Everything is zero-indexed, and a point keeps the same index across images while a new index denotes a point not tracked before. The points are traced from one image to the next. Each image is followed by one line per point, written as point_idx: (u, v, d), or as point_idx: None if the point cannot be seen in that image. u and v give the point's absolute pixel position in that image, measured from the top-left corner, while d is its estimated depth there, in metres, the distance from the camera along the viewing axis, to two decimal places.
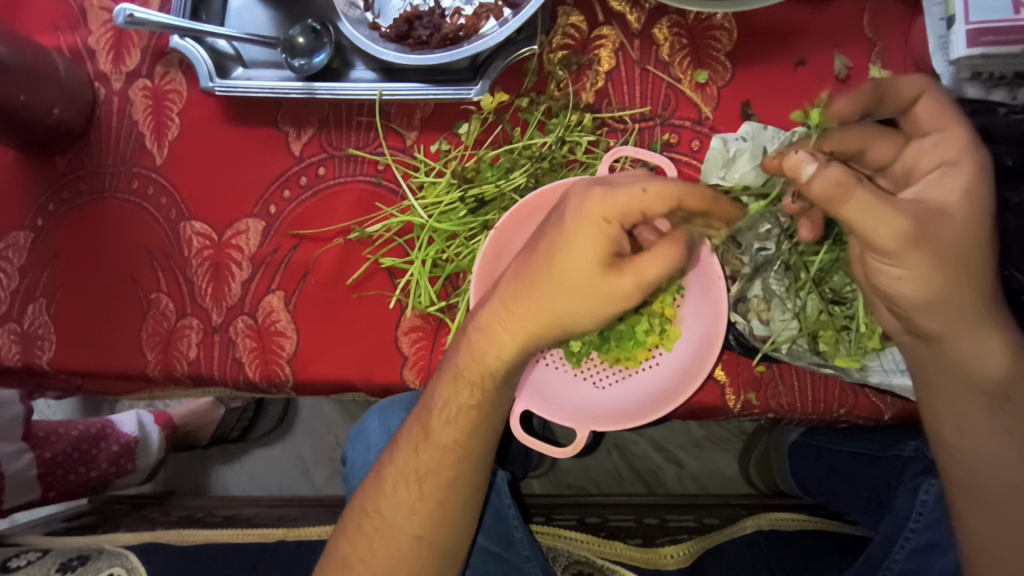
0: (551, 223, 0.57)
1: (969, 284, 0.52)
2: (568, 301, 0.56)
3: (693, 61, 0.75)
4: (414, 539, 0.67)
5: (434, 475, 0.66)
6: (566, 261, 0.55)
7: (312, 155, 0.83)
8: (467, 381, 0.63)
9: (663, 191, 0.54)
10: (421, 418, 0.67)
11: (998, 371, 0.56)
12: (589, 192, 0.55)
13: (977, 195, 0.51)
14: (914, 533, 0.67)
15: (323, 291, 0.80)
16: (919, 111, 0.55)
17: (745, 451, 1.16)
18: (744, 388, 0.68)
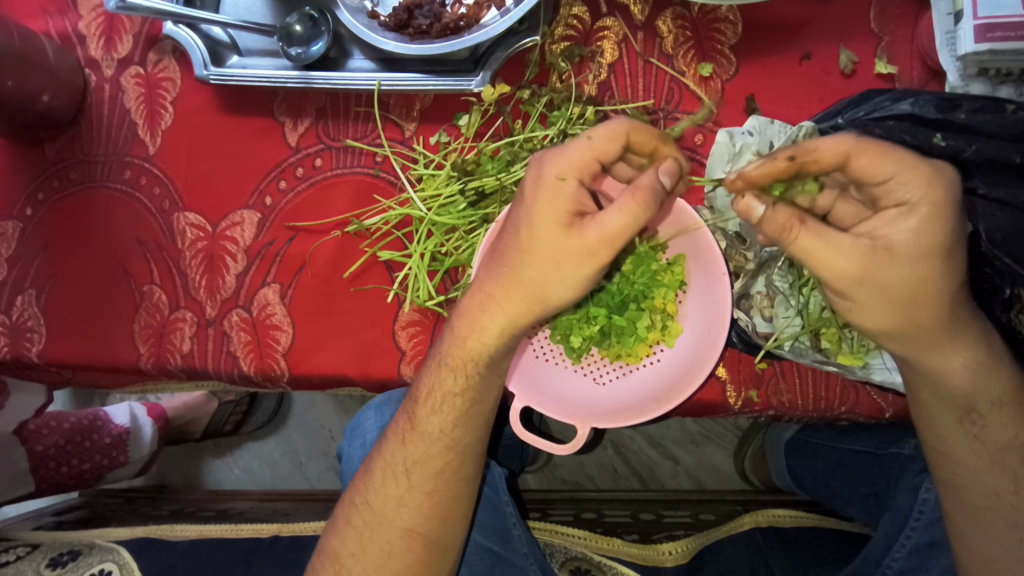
0: (515, 203, 0.57)
1: (927, 318, 0.52)
2: (545, 268, 0.54)
3: (698, 54, 0.74)
4: (406, 533, 0.66)
5: (429, 469, 0.66)
6: (529, 229, 0.54)
7: (309, 146, 0.82)
8: (451, 367, 0.62)
9: (611, 133, 0.54)
10: (409, 410, 0.67)
11: (963, 386, 0.57)
12: (541, 161, 0.55)
13: (934, 233, 0.49)
14: (914, 530, 0.67)
15: (320, 284, 0.79)
16: (856, 166, 0.51)
17: (740, 447, 1.16)
18: (745, 385, 0.67)
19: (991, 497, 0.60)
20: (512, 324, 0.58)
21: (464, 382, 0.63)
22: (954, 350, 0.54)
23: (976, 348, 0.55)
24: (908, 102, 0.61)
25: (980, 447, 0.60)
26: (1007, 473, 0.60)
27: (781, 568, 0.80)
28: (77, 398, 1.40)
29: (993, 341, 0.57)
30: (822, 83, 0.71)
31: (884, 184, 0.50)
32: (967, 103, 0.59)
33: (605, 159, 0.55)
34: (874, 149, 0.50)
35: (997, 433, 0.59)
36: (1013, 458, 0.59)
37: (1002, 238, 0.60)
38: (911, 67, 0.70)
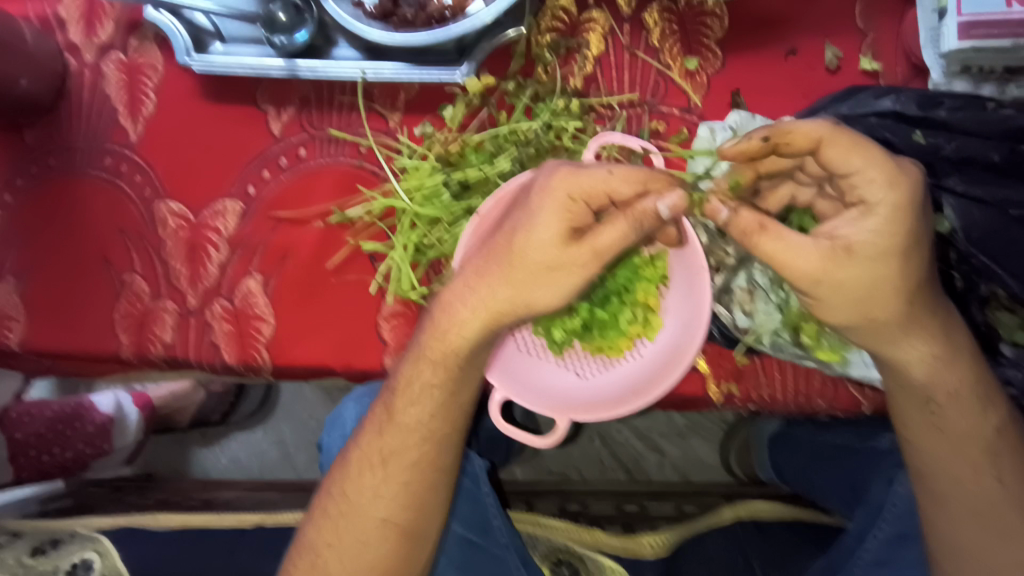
0: (517, 201, 0.57)
1: (886, 312, 0.52)
2: (538, 276, 0.56)
3: (684, 48, 0.73)
4: (380, 522, 0.66)
5: (403, 458, 0.66)
6: (526, 241, 0.55)
7: (292, 135, 0.81)
8: (431, 359, 0.62)
9: (628, 175, 0.55)
10: (386, 400, 0.66)
11: (922, 377, 0.57)
12: (555, 171, 0.55)
13: (893, 234, 0.50)
14: (886, 524, 0.68)
15: (304, 274, 0.79)
16: (824, 156, 0.51)
17: (726, 441, 1.17)
18: (725, 379, 0.68)
19: (957, 485, 0.60)
20: (493, 320, 0.59)
21: (442, 375, 0.63)
22: (914, 342, 0.55)
23: (938, 339, 0.55)
24: (892, 99, 0.61)
25: (945, 437, 0.60)
26: (971, 462, 0.60)
27: (760, 559, 0.82)
28: (63, 386, 1.40)
29: (956, 335, 0.57)
30: (807, 78, 0.71)
31: (852, 182, 0.51)
32: (948, 101, 0.60)
33: (616, 197, 0.55)
34: (840, 140, 0.50)
35: (957, 424, 0.59)
36: (976, 450, 0.59)
37: (979, 235, 0.59)
38: (896, 64, 0.70)
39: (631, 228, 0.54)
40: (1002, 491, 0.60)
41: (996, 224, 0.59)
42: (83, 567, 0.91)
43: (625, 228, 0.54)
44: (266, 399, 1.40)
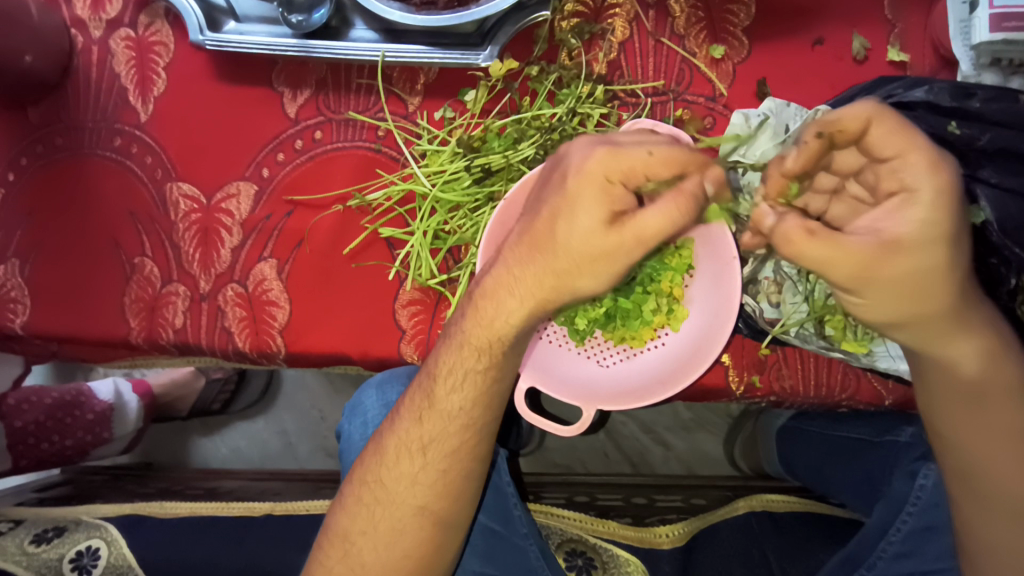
0: (551, 185, 0.54)
1: (935, 306, 0.50)
2: (580, 265, 0.54)
3: (710, 35, 0.72)
4: (417, 510, 0.66)
5: (442, 445, 0.65)
6: (567, 231, 0.53)
7: (308, 118, 0.79)
8: (474, 346, 0.61)
9: (670, 157, 0.50)
10: (425, 387, 0.65)
11: (971, 372, 0.56)
12: (594, 150, 0.52)
13: (943, 221, 0.46)
14: (910, 516, 0.68)
15: (319, 260, 0.77)
16: (870, 138, 0.48)
17: (731, 435, 1.17)
18: (748, 370, 0.68)
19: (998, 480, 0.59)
20: (542, 307, 0.58)
21: (487, 360, 0.62)
22: (961, 337, 0.53)
23: (984, 332, 0.54)
24: (923, 90, 0.61)
25: (991, 433, 0.58)
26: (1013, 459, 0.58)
27: (774, 552, 0.82)
28: (58, 373, 1.37)
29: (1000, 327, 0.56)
30: (834, 68, 0.71)
31: (895, 167, 0.47)
32: (981, 92, 0.59)
33: (654, 178, 0.51)
34: (887, 123, 0.47)
35: (1003, 419, 0.58)
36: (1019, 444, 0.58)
37: (1012, 227, 0.59)
38: (923, 56, 0.69)
39: (676, 209, 0.50)
40: None
41: None
42: (89, 554, 0.89)
43: (670, 212, 0.50)
44: (268, 388, 1.38)
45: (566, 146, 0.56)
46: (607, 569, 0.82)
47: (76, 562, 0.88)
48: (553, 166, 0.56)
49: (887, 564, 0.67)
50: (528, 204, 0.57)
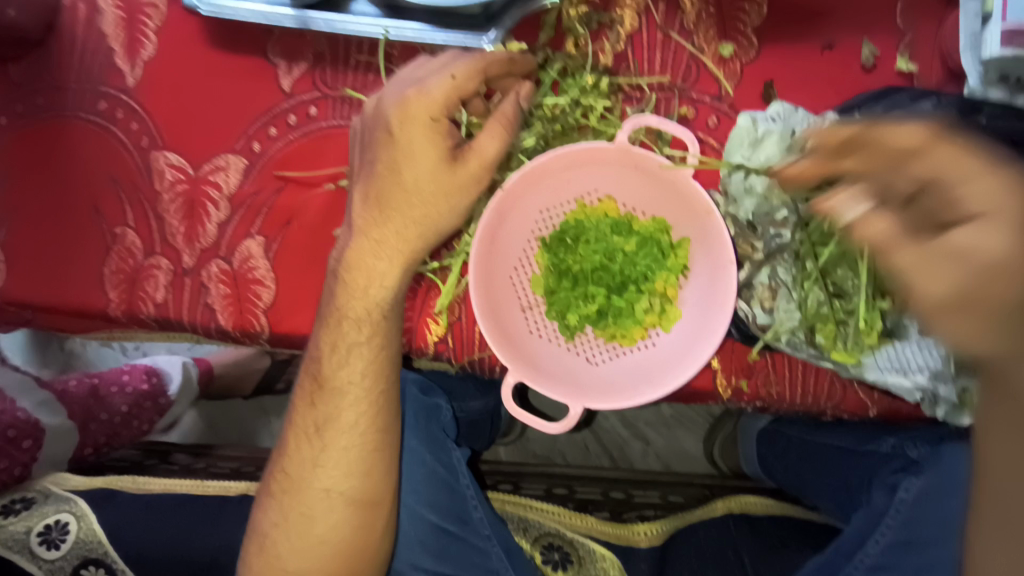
0: (378, 139, 0.60)
1: None
2: (434, 202, 0.61)
3: (719, 33, 0.71)
4: (324, 493, 0.66)
5: (338, 426, 0.66)
6: (412, 173, 0.60)
7: (303, 92, 0.77)
8: (352, 319, 0.64)
9: (470, 72, 0.59)
10: (313, 371, 0.67)
11: None
12: (406, 96, 0.59)
13: None
14: (889, 528, 0.69)
15: (308, 239, 0.76)
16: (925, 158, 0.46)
17: (711, 432, 1.16)
18: (735, 374, 0.68)
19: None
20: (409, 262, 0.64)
21: (368, 331, 0.65)
22: None
23: None
24: (930, 104, 0.61)
25: None
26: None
27: (750, 553, 0.82)
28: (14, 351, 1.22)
29: None
30: (842, 75, 0.70)
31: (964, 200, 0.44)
32: None
33: (464, 96, 0.60)
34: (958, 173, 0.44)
35: None
36: None
37: None
38: (932, 67, 0.69)
39: (504, 127, 0.62)
40: None
41: None
42: (58, 528, 0.88)
43: (500, 131, 0.61)
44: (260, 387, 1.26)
45: (373, 99, 0.63)
46: (582, 564, 0.82)
47: (44, 536, 0.87)
48: (370, 119, 0.62)
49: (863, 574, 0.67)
50: (362, 160, 0.63)
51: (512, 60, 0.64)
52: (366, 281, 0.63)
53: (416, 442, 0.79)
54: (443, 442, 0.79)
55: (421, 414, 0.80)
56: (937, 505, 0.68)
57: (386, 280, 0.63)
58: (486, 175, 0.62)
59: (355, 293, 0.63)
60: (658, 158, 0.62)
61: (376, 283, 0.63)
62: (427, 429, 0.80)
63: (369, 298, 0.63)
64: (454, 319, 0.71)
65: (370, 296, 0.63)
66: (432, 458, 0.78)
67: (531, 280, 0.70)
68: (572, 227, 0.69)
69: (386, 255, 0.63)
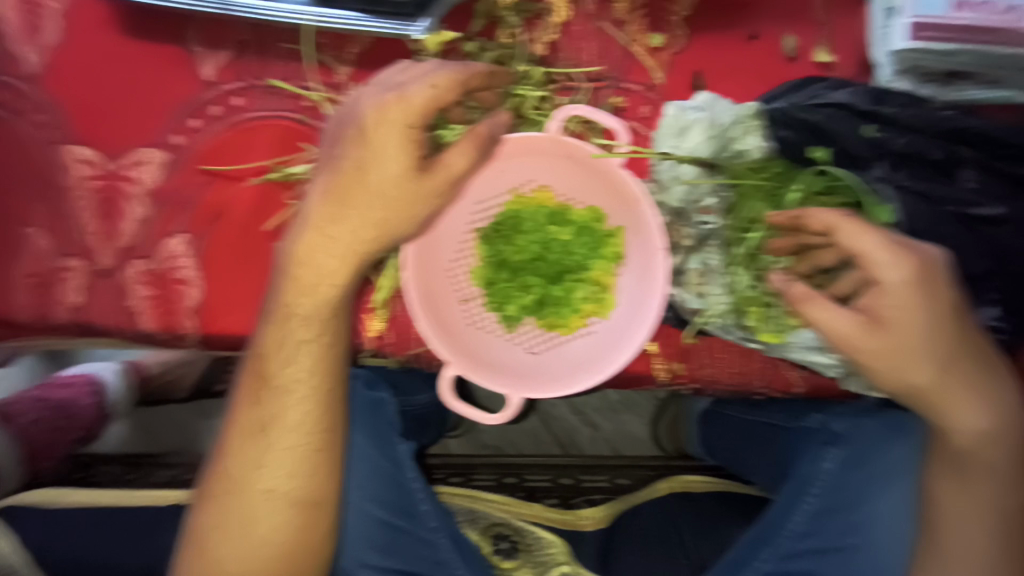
0: (349, 136, 0.56)
1: (937, 355, 0.53)
2: (377, 205, 0.56)
3: (650, 23, 0.72)
4: (267, 494, 0.64)
5: (283, 425, 0.64)
6: (377, 177, 0.56)
7: (226, 82, 0.73)
8: (298, 316, 0.61)
9: (453, 81, 0.55)
10: (256, 366, 0.63)
11: (982, 427, 0.57)
12: (382, 99, 0.54)
13: (916, 296, 0.52)
14: (814, 497, 0.72)
15: (236, 235, 0.73)
16: (840, 238, 0.54)
17: (656, 415, 1.19)
18: (671, 358, 0.70)
19: (963, 542, 0.60)
20: (347, 263, 0.60)
21: (317, 329, 0.62)
22: (964, 403, 0.55)
23: (998, 395, 0.56)
24: (845, 92, 0.62)
25: (968, 500, 0.60)
26: (980, 523, 0.60)
27: (689, 530, 0.85)
28: None
29: (1004, 374, 0.57)
30: (766, 65, 0.72)
31: (869, 265, 0.53)
32: (894, 99, 0.60)
33: (443, 107, 0.55)
34: (850, 227, 0.53)
35: (980, 456, 0.58)
36: (982, 484, 0.59)
37: (920, 226, 0.60)
38: (848, 59, 0.72)
39: (477, 146, 0.58)
40: (1000, 489, 0.59)
41: (939, 219, 0.60)
42: None
43: (472, 150, 0.57)
44: (197, 390, 1.20)
45: (352, 94, 0.58)
46: (530, 550, 0.81)
47: None
48: (343, 114, 0.58)
49: (791, 540, 0.71)
50: (327, 155, 0.58)
51: (493, 73, 0.59)
52: (314, 278, 0.60)
53: (362, 438, 0.78)
54: (389, 436, 0.78)
55: (364, 410, 0.80)
56: (858, 472, 0.73)
57: (336, 277, 0.60)
58: (450, 193, 0.58)
59: (303, 291, 0.61)
60: (587, 146, 0.62)
61: (326, 279, 0.60)
62: (372, 424, 0.79)
63: (319, 296, 0.60)
64: (393, 314, 0.70)
65: (318, 294, 0.61)
66: (377, 453, 0.77)
67: (470, 272, 0.70)
68: (509, 218, 0.69)
69: (338, 253, 0.59)
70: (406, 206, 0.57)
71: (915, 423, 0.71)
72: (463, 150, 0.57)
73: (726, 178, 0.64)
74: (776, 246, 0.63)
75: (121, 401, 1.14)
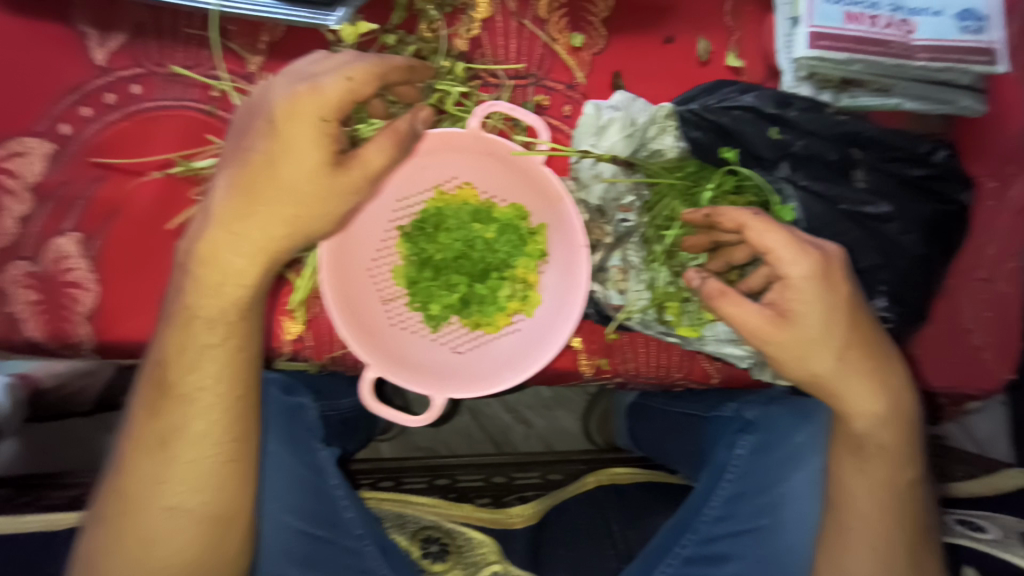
0: (258, 129, 0.53)
1: (837, 345, 0.57)
2: (288, 201, 0.54)
3: (570, 23, 0.73)
4: (168, 512, 0.59)
5: (187, 437, 0.60)
6: (289, 173, 0.53)
7: (121, 68, 0.68)
8: (204, 319, 0.58)
9: (370, 73, 0.52)
10: (157, 374, 0.59)
11: (877, 410, 0.61)
12: (294, 90, 0.51)
13: (818, 289, 0.55)
14: (729, 482, 0.76)
15: (136, 235, 0.67)
16: (749, 234, 0.57)
17: (587, 409, 1.20)
18: (595, 354, 0.71)
19: (862, 518, 0.64)
20: (257, 263, 0.56)
21: (223, 332, 0.59)
22: (861, 389, 0.59)
23: (890, 382, 0.61)
24: (752, 96, 0.65)
25: (865, 479, 0.65)
26: (876, 501, 0.64)
27: (617, 521, 0.87)
28: None
29: (896, 362, 0.61)
30: (681, 68, 0.74)
31: (775, 260, 0.56)
32: (797, 102, 0.64)
33: (360, 101, 0.53)
34: (759, 224, 0.56)
35: (875, 436, 0.62)
36: (879, 464, 0.64)
37: (816, 225, 0.63)
38: (756, 64, 0.75)
39: (396, 143, 0.56)
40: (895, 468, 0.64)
41: (835, 217, 0.64)
42: None
43: (391, 146, 0.56)
44: (102, 402, 1.11)
45: (262, 84, 0.55)
46: (460, 551, 0.80)
47: None
48: (252, 105, 0.54)
49: (709, 525, 0.73)
50: (234, 147, 0.55)
51: (413, 68, 0.58)
52: (220, 278, 0.56)
53: (276, 445, 0.74)
54: (307, 442, 0.76)
55: (280, 416, 0.76)
56: (768, 456, 0.77)
57: (244, 278, 0.57)
58: (368, 190, 0.56)
59: (208, 291, 0.57)
60: (508, 143, 0.62)
61: (233, 280, 0.57)
62: (289, 430, 0.76)
63: (224, 297, 0.57)
64: (312, 316, 0.68)
65: (225, 295, 0.57)
66: (295, 460, 0.74)
67: (393, 271, 0.68)
68: (432, 215, 0.68)
69: (246, 252, 0.56)
70: (319, 203, 0.54)
71: (819, 409, 0.75)
72: (380, 145, 0.55)
73: (643, 177, 0.66)
74: (692, 243, 0.65)
75: (10, 418, 1.06)
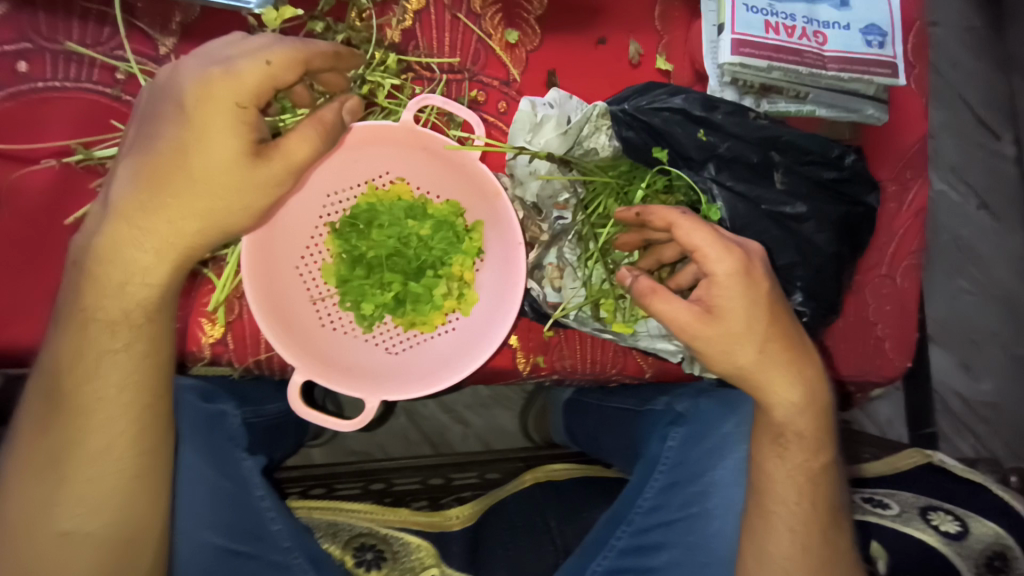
0: (166, 115, 0.49)
1: (759, 338, 0.59)
2: (200, 193, 0.50)
3: (504, 19, 0.72)
4: (63, 537, 0.54)
5: (84, 453, 0.54)
6: (201, 162, 0.49)
7: (6, 43, 0.61)
8: (106, 322, 0.53)
9: (292, 59, 0.50)
10: (51, 385, 0.54)
11: (794, 399, 0.64)
12: (206, 74, 0.48)
13: (741, 286, 0.57)
14: (662, 473, 0.78)
15: (27, 229, 0.61)
16: (678, 232, 0.58)
17: (524, 407, 1.20)
18: (532, 351, 0.71)
19: (783, 503, 0.67)
20: (164, 260, 0.52)
21: (127, 337, 0.54)
22: (780, 379, 0.63)
23: (807, 372, 0.64)
24: (681, 98, 0.67)
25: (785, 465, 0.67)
26: (795, 486, 0.67)
27: (554, 516, 0.88)
28: None
29: (812, 354, 0.65)
30: (613, 69, 0.76)
31: (703, 258, 0.58)
32: (722, 105, 0.66)
33: (281, 87, 0.50)
34: (686, 223, 0.58)
35: (793, 424, 0.66)
36: (798, 451, 0.67)
37: (739, 223, 0.66)
38: (683, 67, 0.78)
39: (321, 133, 0.53)
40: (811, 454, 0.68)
41: (757, 216, 0.67)
42: None
43: (315, 136, 0.53)
44: None
45: (169, 66, 0.51)
46: (396, 559, 0.78)
47: None
48: (158, 89, 0.50)
49: (642, 516, 0.75)
50: (139, 134, 0.50)
51: (338, 55, 0.55)
52: (123, 277, 0.52)
53: (193, 454, 0.68)
54: (230, 453, 0.71)
55: (200, 425, 0.71)
56: (698, 448, 0.79)
57: (150, 276, 0.52)
58: (291, 182, 0.52)
59: (109, 291, 0.52)
60: (443, 138, 0.61)
61: (137, 278, 0.52)
62: (209, 439, 0.71)
63: (128, 298, 0.52)
64: (234, 317, 0.64)
65: (129, 295, 0.52)
66: (216, 472, 0.69)
67: (322, 270, 0.65)
68: (364, 211, 0.65)
69: (152, 247, 0.51)
70: (235, 195, 0.51)
71: (745, 402, 0.78)
72: (302, 134, 0.52)
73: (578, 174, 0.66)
74: (626, 240, 0.66)
75: None
